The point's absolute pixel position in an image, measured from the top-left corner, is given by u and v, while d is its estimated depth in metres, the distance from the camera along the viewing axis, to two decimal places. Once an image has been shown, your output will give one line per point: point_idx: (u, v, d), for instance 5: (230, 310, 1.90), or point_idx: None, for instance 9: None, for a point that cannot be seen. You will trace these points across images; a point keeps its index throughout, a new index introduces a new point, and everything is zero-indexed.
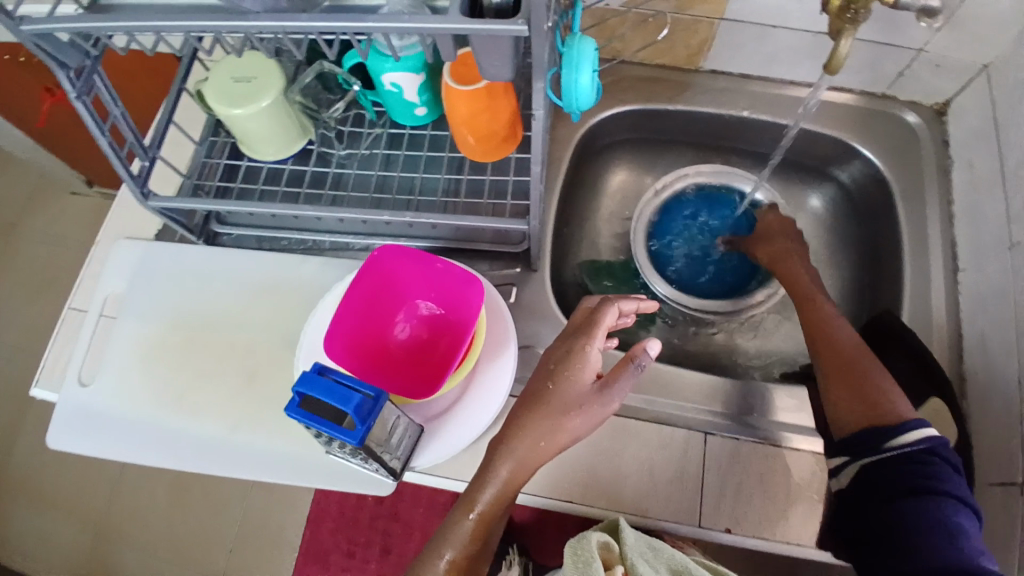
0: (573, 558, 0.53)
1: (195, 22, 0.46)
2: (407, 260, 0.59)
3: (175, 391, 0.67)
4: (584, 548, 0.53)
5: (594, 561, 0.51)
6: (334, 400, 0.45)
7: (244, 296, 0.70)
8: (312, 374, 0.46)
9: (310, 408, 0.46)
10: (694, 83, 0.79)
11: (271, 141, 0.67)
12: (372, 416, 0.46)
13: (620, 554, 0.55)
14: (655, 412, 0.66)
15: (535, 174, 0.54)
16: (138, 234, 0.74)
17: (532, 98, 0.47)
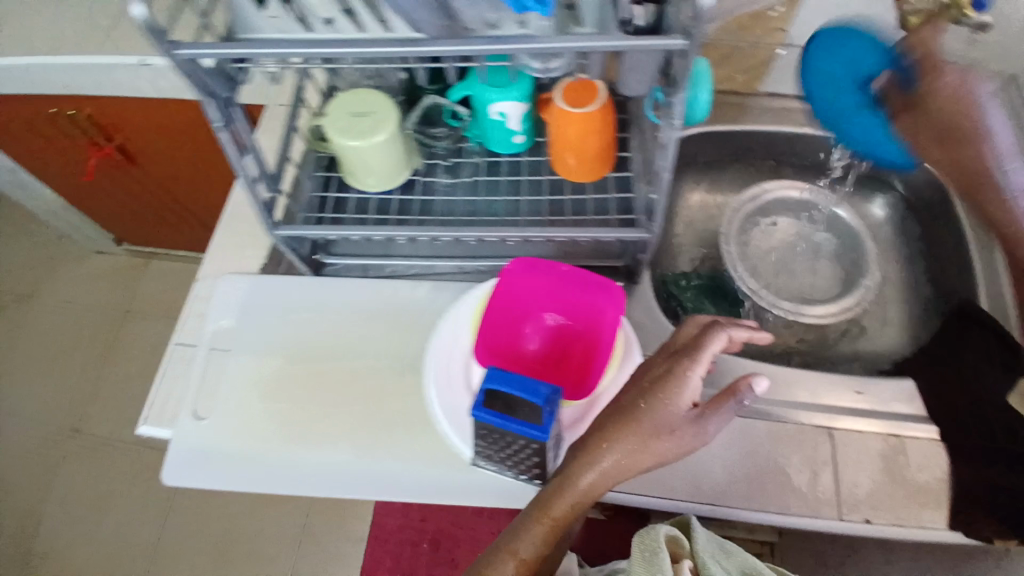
0: (642, 547, 0.57)
1: (368, 47, 0.50)
2: (536, 273, 0.63)
3: (299, 418, 0.68)
4: (651, 539, 0.58)
5: (661, 551, 0.56)
6: (526, 395, 0.49)
7: (360, 323, 0.72)
8: (496, 373, 0.50)
9: (498, 406, 0.50)
10: (752, 106, 0.83)
11: (382, 171, 0.70)
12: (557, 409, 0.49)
13: (689, 550, 0.58)
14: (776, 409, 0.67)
15: (662, 181, 0.58)
16: (242, 271, 0.76)
17: (674, 108, 0.50)
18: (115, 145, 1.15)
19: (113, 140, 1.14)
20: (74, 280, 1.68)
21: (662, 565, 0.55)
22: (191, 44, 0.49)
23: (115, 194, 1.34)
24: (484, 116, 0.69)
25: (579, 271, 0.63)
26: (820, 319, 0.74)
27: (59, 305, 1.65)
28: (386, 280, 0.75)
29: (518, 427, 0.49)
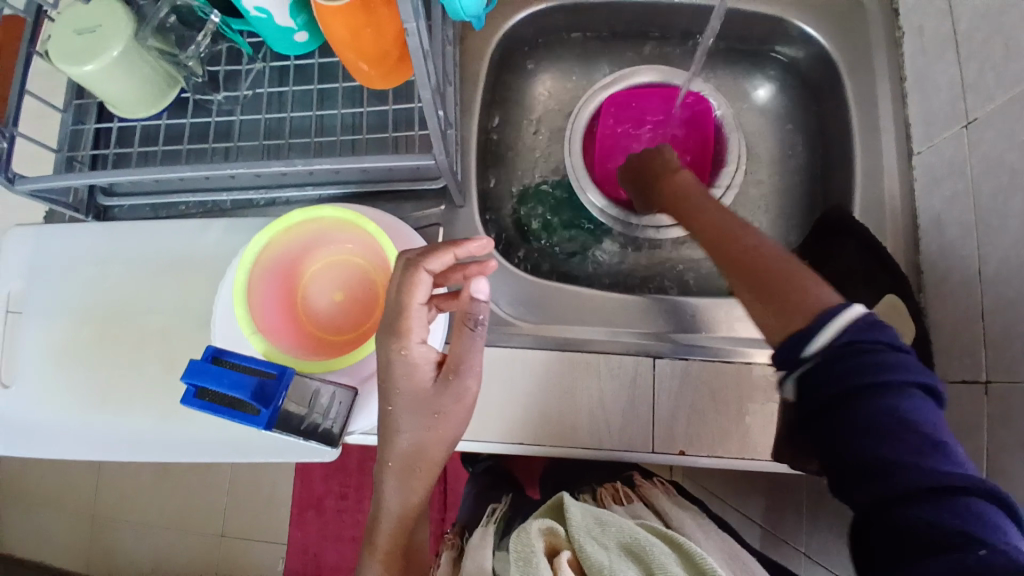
0: (514, 554, 0.44)
1: None
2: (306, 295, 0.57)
3: (96, 381, 0.63)
4: (524, 541, 0.44)
5: (536, 556, 0.42)
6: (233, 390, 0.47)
7: (151, 272, 0.64)
8: (204, 361, 0.47)
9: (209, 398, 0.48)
10: None
11: (137, 97, 0.59)
12: (274, 398, 0.48)
13: (567, 537, 0.46)
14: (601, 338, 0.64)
15: (425, 96, 0.47)
16: (27, 222, 0.68)
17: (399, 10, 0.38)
18: None
19: None
20: None
21: (537, 574, 0.41)
22: None
23: None
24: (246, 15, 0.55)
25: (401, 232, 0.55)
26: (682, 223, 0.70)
27: None
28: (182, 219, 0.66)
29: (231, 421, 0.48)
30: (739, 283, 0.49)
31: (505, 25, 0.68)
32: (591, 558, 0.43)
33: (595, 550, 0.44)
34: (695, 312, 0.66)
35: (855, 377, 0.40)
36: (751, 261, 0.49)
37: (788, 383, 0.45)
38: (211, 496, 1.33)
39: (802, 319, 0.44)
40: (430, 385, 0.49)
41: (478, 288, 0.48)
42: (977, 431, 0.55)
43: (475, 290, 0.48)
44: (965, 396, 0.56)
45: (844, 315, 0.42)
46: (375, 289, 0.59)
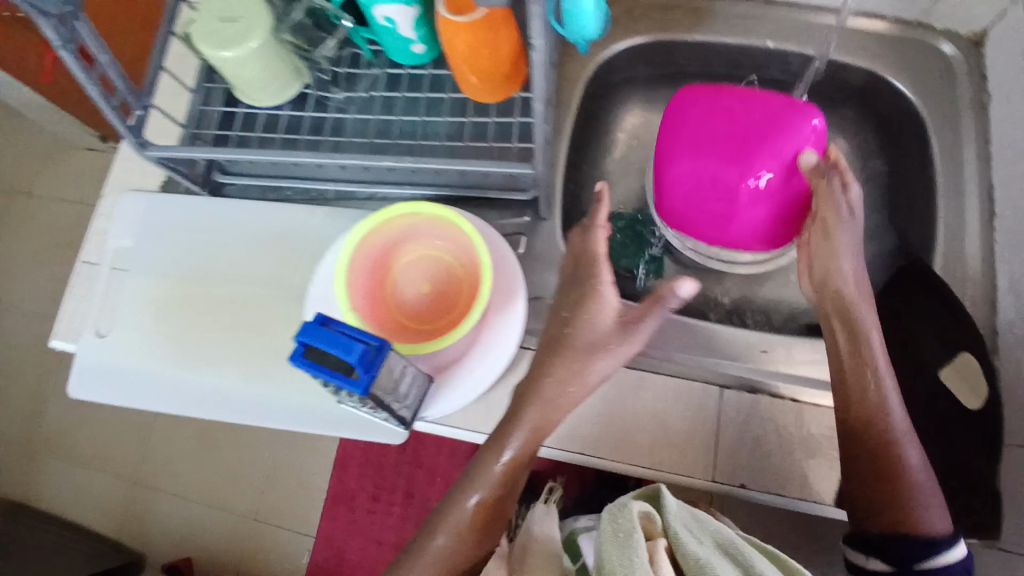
0: (608, 530, 0.49)
1: None
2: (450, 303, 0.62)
3: (189, 340, 0.68)
4: (625, 517, 0.49)
5: (636, 532, 0.47)
6: (337, 350, 0.48)
7: (256, 246, 0.70)
8: (314, 325, 0.49)
9: (315, 359, 0.49)
10: (715, 12, 0.71)
11: (262, 85, 0.64)
12: (375, 364, 0.49)
13: (661, 526, 0.50)
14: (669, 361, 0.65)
15: (539, 110, 0.51)
16: (143, 186, 0.73)
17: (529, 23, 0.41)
18: None
19: None
20: (50, 175, 1.63)
21: (636, 551, 0.46)
22: None
23: None
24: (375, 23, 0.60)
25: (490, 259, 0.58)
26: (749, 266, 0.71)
27: (43, 201, 1.62)
28: (285, 202, 0.71)
29: (328, 380, 0.48)
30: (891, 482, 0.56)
31: (604, 54, 0.72)
32: (687, 549, 0.48)
33: (690, 542, 0.48)
34: (766, 348, 0.67)
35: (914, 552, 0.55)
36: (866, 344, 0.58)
37: (871, 558, 0.57)
38: (248, 476, 1.37)
39: (901, 512, 0.56)
40: (614, 324, 0.58)
41: (683, 287, 0.56)
42: None
43: (679, 286, 0.57)
44: None
45: (942, 554, 0.54)
46: (461, 284, 0.61)
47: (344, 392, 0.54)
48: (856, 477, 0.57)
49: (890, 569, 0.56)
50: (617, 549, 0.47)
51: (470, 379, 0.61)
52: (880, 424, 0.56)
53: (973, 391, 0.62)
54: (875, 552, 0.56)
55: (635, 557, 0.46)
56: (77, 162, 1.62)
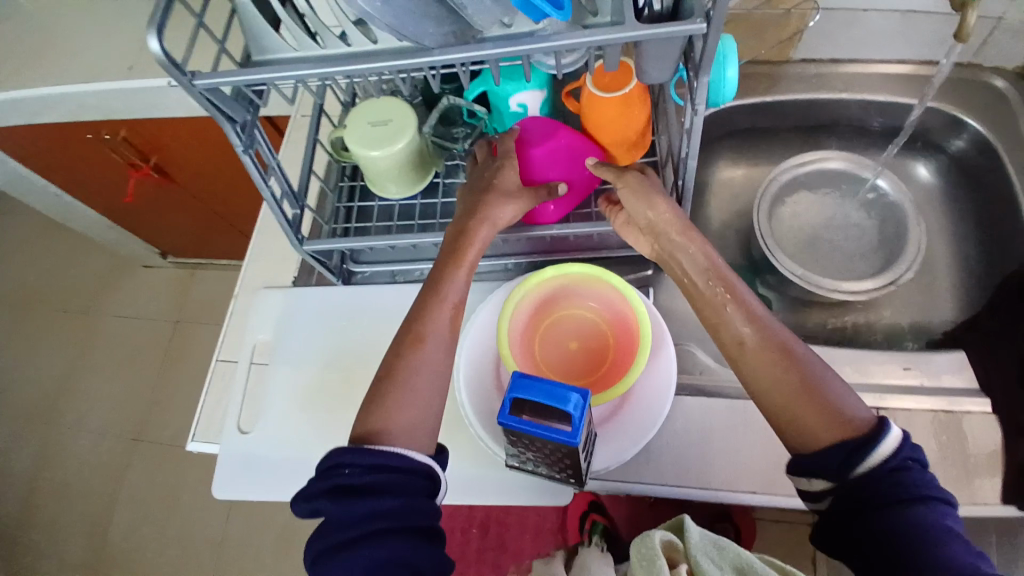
0: (637, 557, 0.53)
1: (383, 63, 0.50)
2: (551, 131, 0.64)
3: (335, 424, 0.70)
4: (647, 545, 0.54)
5: (659, 558, 0.51)
6: (553, 403, 0.48)
7: (391, 327, 0.72)
8: (520, 379, 0.50)
9: (521, 412, 0.49)
10: (787, 75, 0.79)
11: (401, 181, 0.70)
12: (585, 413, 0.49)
13: (684, 551, 0.54)
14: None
15: (688, 168, 0.54)
16: (277, 283, 0.78)
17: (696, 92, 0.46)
18: (152, 164, 1.15)
19: (149, 159, 1.13)
20: (115, 294, 1.69)
21: (661, 574, 0.50)
22: (209, 74, 0.51)
23: (157, 210, 1.36)
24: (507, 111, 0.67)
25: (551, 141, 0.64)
26: (863, 296, 0.69)
27: (109, 319, 1.67)
28: (415, 283, 0.75)
29: (545, 435, 0.48)
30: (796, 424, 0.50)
31: None
32: (705, 572, 0.51)
33: (709, 565, 0.52)
34: (908, 364, 0.66)
35: (871, 494, 0.45)
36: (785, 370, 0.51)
37: (812, 480, 0.48)
38: None
39: (826, 421, 0.49)
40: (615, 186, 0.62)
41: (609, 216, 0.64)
42: None
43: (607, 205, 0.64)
44: None
45: (873, 451, 0.46)
46: (609, 341, 0.64)
47: (541, 450, 0.53)
48: (799, 444, 0.50)
49: (830, 487, 0.47)
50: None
51: (629, 429, 0.62)
52: (807, 405, 0.50)
53: None
54: (816, 471, 0.48)
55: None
56: (148, 278, 1.69)
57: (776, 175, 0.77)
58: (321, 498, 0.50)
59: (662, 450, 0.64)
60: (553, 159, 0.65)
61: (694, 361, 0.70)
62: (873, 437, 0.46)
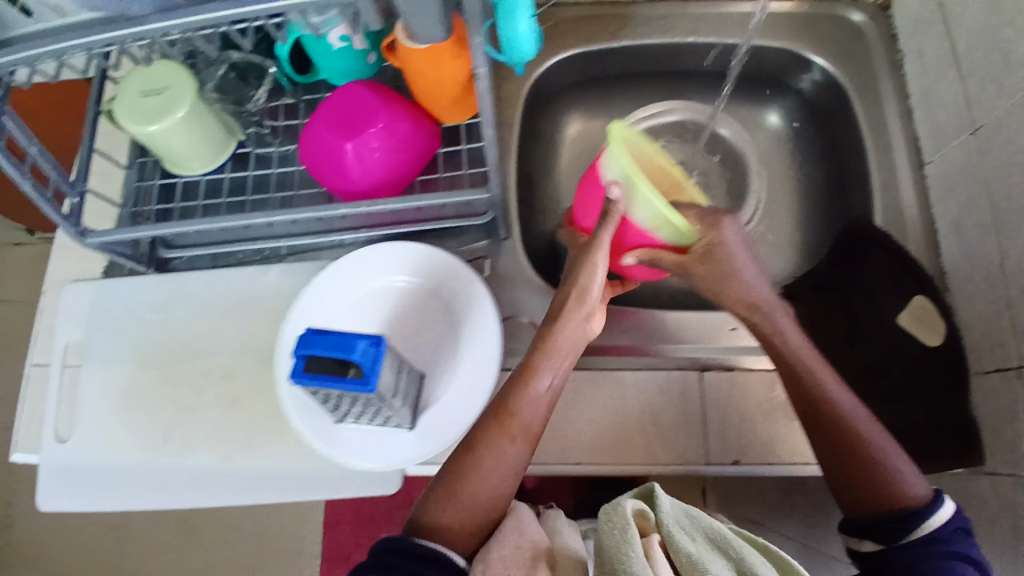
0: (608, 528, 0.47)
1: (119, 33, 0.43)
2: (364, 112, 0.59)
3: (162, 427, 0.66)
4: (619, 515, 0.48)
5: (632, 528, 0.46)
6: (337, 353, 0.47)
7: (215, 319, 0.68)
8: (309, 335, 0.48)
9: (314, 366, 0.47)
10: (636, 16, 0.74)
11: (200, 153, 0.63)
12: (378, 360, 0.48)
13: (655, 521, 0.49)
14: (636, 360, 0.67)
15: (486, 136, 0.51)
16: (86, 275, 0.71)
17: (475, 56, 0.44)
18: None
19: None
20: None
21: (634, 546, 0.45)
22: None
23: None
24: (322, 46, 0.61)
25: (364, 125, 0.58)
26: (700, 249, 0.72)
27: None
28: (236, 266, 0.69)
29: (336, 387, 0.47)
30: (850, 458, 0.55)
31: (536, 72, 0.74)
32: (678, 543, 0.47)
33: (682, 536, 0.47)
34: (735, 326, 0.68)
35: (907, 523, 0.52)
36: (829, 413, 0.56)
37: (864, 539, 0.54)
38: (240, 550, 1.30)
39: (875, 496, 0.54)
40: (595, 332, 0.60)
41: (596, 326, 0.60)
42: (1017, 421, 0.57)
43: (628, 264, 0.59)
44: (1000, 385, 0.59)
45: (919, 525, 0.51)
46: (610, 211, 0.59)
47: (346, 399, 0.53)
48: (835, 470, 0.56)
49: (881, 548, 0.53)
50: (615, 547, 0.46)
51: (444, 413, 0.61)
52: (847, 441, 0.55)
53: (933, 332, 0.65)
54: (867, 530, 0.53)
55: (631, 550, 0.45)
56: (15, 257, 1.55)
57: (619, 123, 0.79)
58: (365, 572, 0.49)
59: None
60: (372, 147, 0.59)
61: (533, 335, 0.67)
62: (927, 507, 0.52)
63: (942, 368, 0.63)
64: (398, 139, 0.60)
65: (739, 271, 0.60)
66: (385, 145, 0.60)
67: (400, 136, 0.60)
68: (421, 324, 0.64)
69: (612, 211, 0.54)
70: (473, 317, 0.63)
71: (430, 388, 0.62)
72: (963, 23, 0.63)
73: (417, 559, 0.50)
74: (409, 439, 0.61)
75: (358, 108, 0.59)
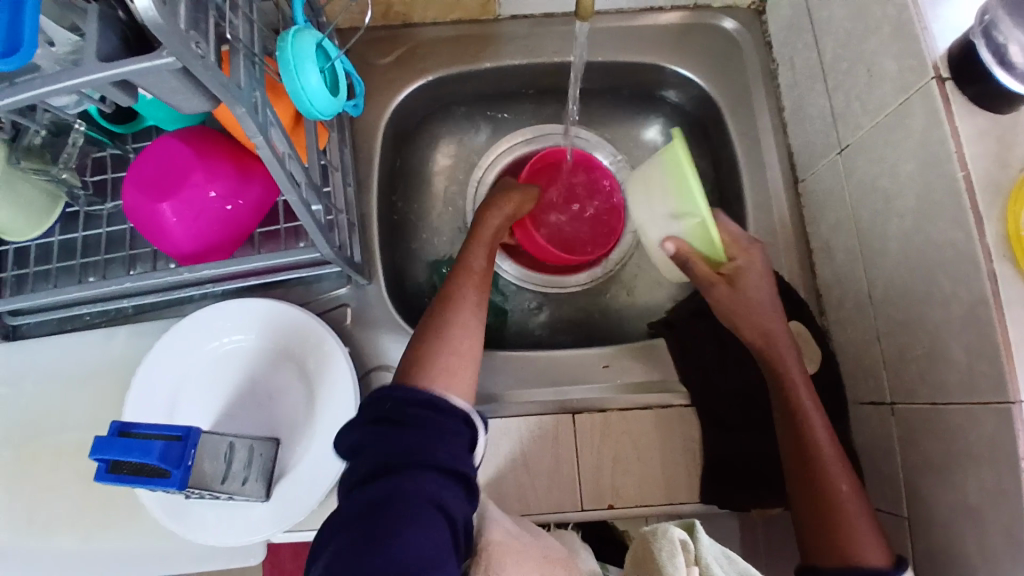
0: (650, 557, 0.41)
1: None
2: (183, 178, 0.56)
3: (10, 507, 0.63)
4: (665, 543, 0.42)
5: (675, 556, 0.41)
6: (136, 456, 0.43)
7: (63, 388, 0.64)
8: (109, 436, 0.44)
9: (123, 469, 0.44)
10: (500, 35, 0.72)
11: (22, 217, 0.59)
12: (186, 455, 0.45)
13: (697, 555, 0.43)
14: (522, 403, 0.64)
15: (292, 199, 0.48)
16: None
17: (241, 126, 0.41)
18: None
19: None
20: None
21: None
22: None
23: None
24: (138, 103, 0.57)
25: (185, 189, 0.56)
26: (558, 290, 0.75)
27: None
28: (83, 331, 0.66)
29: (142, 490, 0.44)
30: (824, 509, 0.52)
31: (396, 100, 0.71)
32: None
33: None
34: (608, 362, 0.66)
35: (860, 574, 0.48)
36: (823, 467, 0.53)
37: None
38: None
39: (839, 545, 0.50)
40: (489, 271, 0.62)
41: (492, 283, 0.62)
42: (890, 454, 0.56)
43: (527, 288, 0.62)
44: (874, 417, 0.57)
45: None
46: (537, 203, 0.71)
47: None
48: (807, 520, 0.53)
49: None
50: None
51: (298, 479, 0.58)
52: (826, 492, 0.52)
53: (810, 356, 0.63)
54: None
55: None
56: None
57: (487, 149, 0.78)
58: (363, 428, 0.49)
59: None
60: (210, 206, 0.57)
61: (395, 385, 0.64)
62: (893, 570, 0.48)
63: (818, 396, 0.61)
64: (228, 196, 0.57)
65: (760, 301, 0.59)
66: (220, 200, 0.57)
67: (230, 186, 0.57)
68: (275, 384, 0.61)
69: (685, 258, 0.57)
70: (326, 373, 0.60)
71: (285, 453, 0.59)
72: (825, 32, 0.60)
73: (422, 411, 0.49)
74: (263, 513, 0.57)
75: (174, 175, 0.56)
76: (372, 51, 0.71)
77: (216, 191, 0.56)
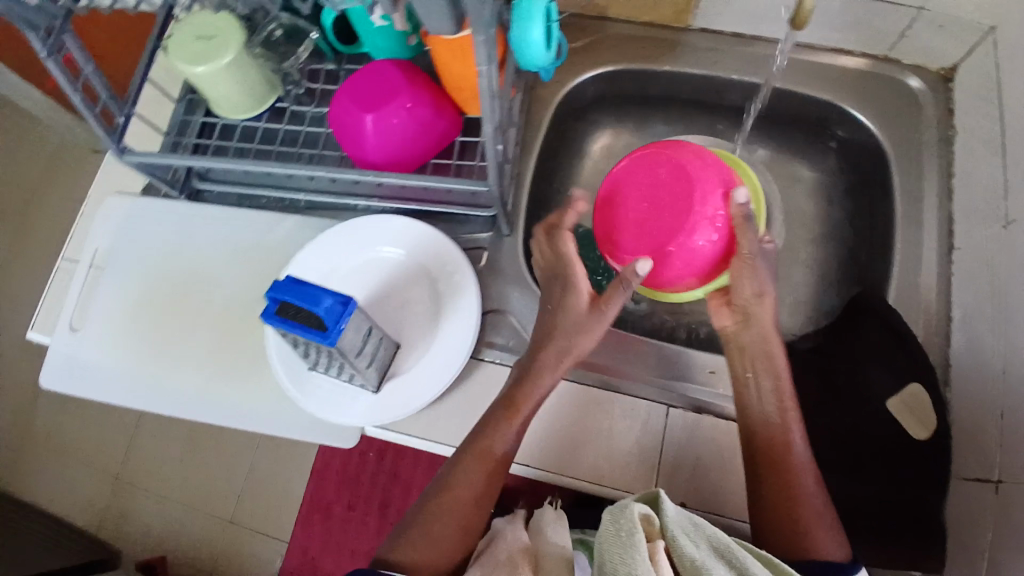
0: (611, 530, 0.46)
1: None
2: (388, 92, 0.63)
3: (156, 341, 0.71)
4: (624, 516, 0.46)
5: (636, 531, 0.45)
6: (304, 304, 0.50)
7: (228, 253, 0.73)
8: (286, 283, 0.50)
9: (289, 314, 0.50)
10: (685, 44, 0.74)
11: (239, 100, 0.68)
12: (343, 318, 0.50)
13: (661, 527, 0.47)
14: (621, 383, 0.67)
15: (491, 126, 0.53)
16: (127, 190, 0.77)
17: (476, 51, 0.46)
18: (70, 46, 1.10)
19: None
20: None
21: (638, 550, 0.44)
22: None
23: None
24: (367, 26, 0.65)
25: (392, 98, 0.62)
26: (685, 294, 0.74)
27: None
28: (257, 209, 0.74)
29: (301, 335, 0.50)
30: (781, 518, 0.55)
31: (575, 80, 0.76)
32: (683, 550, 0.45)
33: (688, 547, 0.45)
34: (714, 368, 0.68)
35: None
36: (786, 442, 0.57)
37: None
38: (234, 479, 1.32)
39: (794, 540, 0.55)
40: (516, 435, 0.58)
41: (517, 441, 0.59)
42: None
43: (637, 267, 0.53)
44: (976, 494, 0.56)
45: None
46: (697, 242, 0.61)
47: (309, 347, 0.55)
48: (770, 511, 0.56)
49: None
50: (619, 549, 0.45)
51: (409, 383, 0.63)
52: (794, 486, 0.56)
53: (924, 420, 0.61)
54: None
55: (635, 556, 0.43)
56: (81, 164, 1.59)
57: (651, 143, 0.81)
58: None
59: (454, 411, 0.64)
60: (410, 116, 0.64)
61: (507, 331, 0.67)
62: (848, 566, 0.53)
63: (921, 461, 0.60)
64: (419, 119, 0.64)
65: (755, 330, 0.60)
66: (416, 112, 0.64)
67: (421, 106, 0.64)
68: (407, 297, 0.66)
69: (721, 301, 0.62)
70: (457, 301, 0.65)
71: (401, 359, 0.64)
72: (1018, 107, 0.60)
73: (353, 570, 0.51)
74: (368, 402, 0.63)
75: (385, 93, 0.63)
76: (566, 31, 0.76)
77: (411, 107, 0.63)
